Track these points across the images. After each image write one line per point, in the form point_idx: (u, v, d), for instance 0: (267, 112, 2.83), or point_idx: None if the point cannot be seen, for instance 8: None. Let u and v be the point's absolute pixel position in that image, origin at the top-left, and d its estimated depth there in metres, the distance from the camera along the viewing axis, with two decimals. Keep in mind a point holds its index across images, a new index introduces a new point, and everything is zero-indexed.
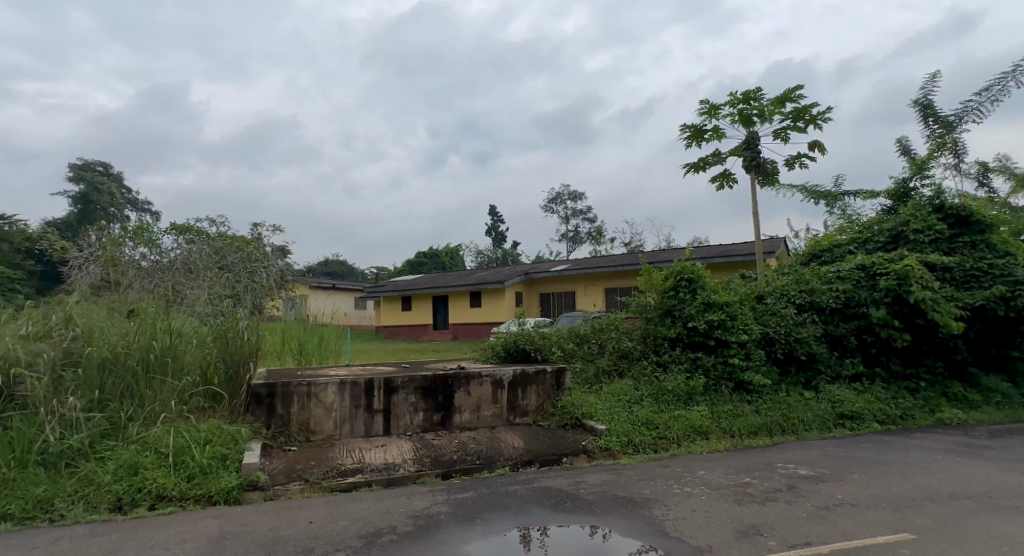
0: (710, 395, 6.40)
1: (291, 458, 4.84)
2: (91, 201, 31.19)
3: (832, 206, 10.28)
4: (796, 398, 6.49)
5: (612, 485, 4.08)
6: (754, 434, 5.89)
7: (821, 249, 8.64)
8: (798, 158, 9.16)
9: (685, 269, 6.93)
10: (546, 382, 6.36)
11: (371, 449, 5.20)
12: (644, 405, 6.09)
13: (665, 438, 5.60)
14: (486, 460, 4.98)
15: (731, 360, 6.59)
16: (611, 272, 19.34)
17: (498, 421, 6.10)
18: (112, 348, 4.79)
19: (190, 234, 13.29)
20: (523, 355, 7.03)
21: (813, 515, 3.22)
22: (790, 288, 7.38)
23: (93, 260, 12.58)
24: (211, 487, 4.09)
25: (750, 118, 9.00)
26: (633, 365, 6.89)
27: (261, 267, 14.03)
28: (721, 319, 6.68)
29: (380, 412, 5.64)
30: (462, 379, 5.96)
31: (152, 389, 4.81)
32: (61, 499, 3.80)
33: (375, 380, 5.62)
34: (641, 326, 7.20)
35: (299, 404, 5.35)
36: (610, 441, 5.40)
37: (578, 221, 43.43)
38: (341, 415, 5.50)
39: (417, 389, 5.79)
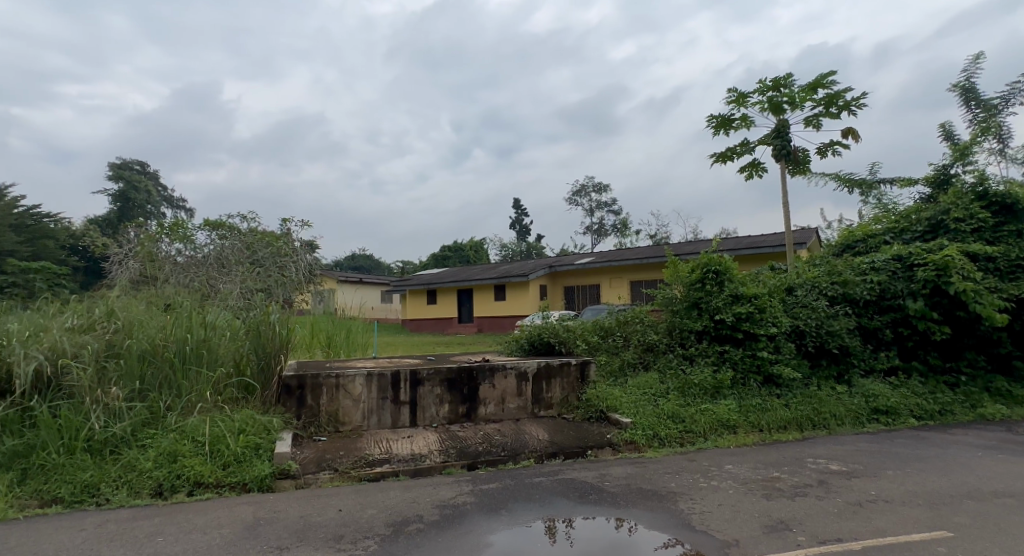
0: (737, 388, 6.31)
1: (321, 448, 4.96)
2: (130, 199, 32.33)
3: (867, 195, 9.98)
4: (827, 392, 6.35)
5: (637, 478, 4.07)
6: (784, 428, 5.79)
7: (854, 240, 8.39)
8: (831, 146, 8.89)
9: (712, 261, 6.83)
10: (571, 375, 6.36)
11: (398, 440, 5.28)
12: (669, 398, 6.04)
13: (691, 432, 5.55)
14: (510, 452, 5.02)
15: (760, 353, 6.47)
16: (636, 265, 19.15)
17: (523, 413, 6.13)
18: (151, 341, 4.98)
19: (223, 230, 13.68)
20: (547, 348, 7.04)
21: (844, 510, 3.16)
22: (822, 279, 7.18)
23: (132, 255, 13.06)
24: (245, 475, 4.22)
25: (780, 106, 8.77)
26: (658, 358, 6.83)
27: (291, 261, 14.35)
28: (750, 312, 6.56)
29: (406, 403, 5.73)
30: (487, 372, 6.01)
31: (188, 381, 4.99)
32: (106, 484, 3.97)
33: (401, 372, 5.71)
34: (667, 318, 7.13)
35: (328, 395, 5.48)
36: (635, 434, 5.37)
37: (604, 213, 43.06)
38: (368, 407, 5.60)
39: (442, 381, 5.86)
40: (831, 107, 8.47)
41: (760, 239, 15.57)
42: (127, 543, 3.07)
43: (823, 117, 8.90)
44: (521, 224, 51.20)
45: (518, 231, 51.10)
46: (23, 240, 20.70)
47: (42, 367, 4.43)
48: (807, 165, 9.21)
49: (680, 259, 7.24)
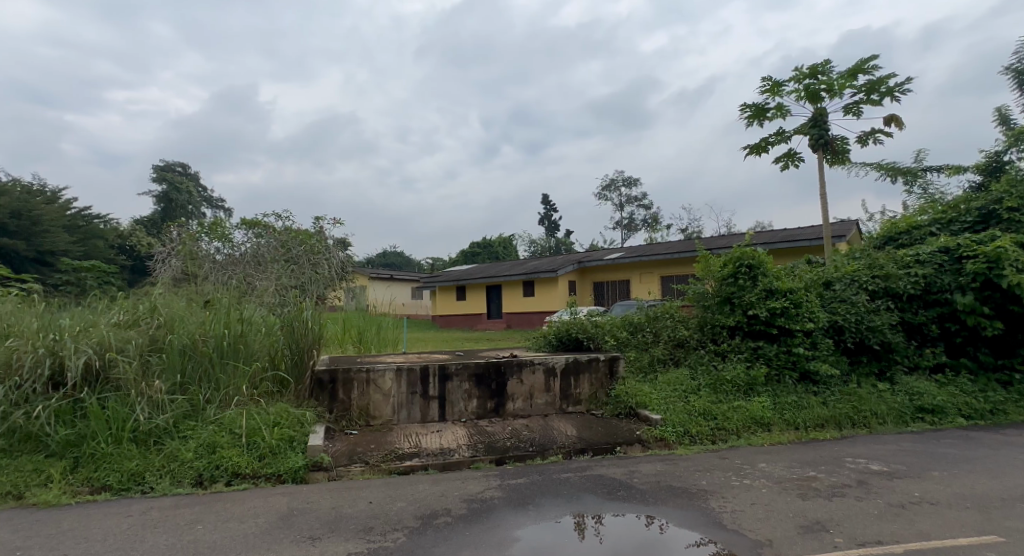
0: (772, 385, 6.15)
1: (352, 441, 5.06)
2: (173, 200, 33.62)
3: (911, 185, 9.57)
4: (868, 390, 6.13)
5: (667, 476, 4.01)
6: (821, 427, 5.62)
7: (897, 231, 8.06)
8: (872, 134, 8.55)
9: (745, 255, 6.65)
10: (599, 371, 6.31)
11: (427, 434, 5.34)
12: (701, 395, 5.92)
13: (724, 429, 5.44)
14: (539, 447, 5.02)
15: (796, 349, 6.29)
16: (667, 260, 18.85)
17: (551, 409, 6.12)
18: (191, 336, 5.16)
19: (259, 229, 14.07)
20: (575, 344, 7.01)
21: (886, 512, 3.04)
22: (862, 272, 6.91)
23: (174, 254, 13.57)
24: (280, 466, 4.34)
25: (817, 94, 8.47)
26: (689, 354, 6.71)
27: (324, 259, 14.60)
28: (785, 307, 6.37)
29: (435, 398, 5.78)
30: (515, 367, 6.01)
31: (226, 374, 5.15)
32: (151, 473, 4.14)
33: (430, 367, 5.77)
34: (698, 314, 6.99)
35: (359, 389, 5.58)
36: (665, 430, 5.30)
37: (634, 208, 42.52)
38: (398, 401, 5.68)
39: (471, 376, 5.89)
40: (872, 94, 8.14)
41: (797, 232, 15.11)
42: (169, 530, 3.19)
43: (864, 105, 8.55)
44: (550, 220, 51.02)
45: (547, 227, 50.95)
46: (76, 241, 21.79)
47: (91, 360, 4.63)
48: (847, 155, 8.88)
49: (712, 253, 7.09)
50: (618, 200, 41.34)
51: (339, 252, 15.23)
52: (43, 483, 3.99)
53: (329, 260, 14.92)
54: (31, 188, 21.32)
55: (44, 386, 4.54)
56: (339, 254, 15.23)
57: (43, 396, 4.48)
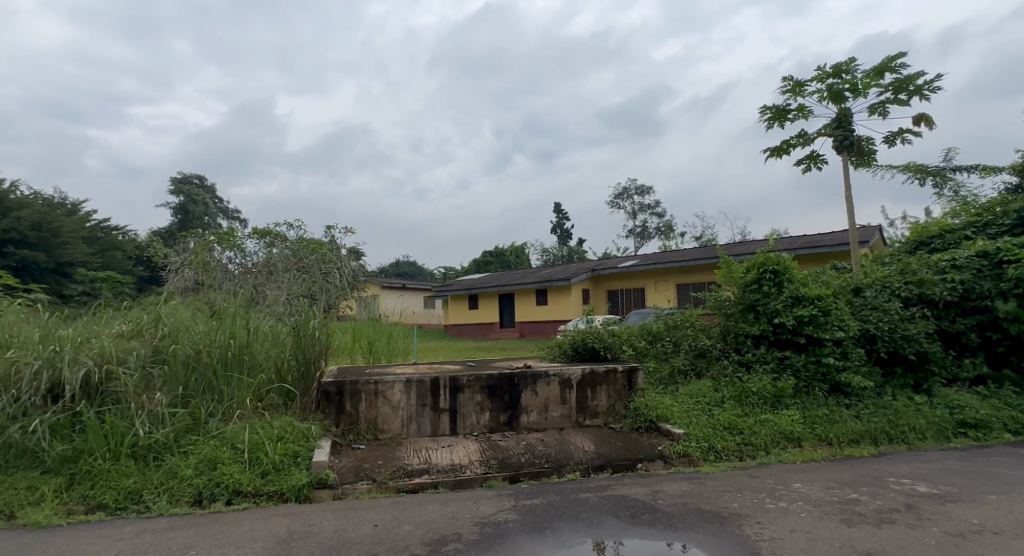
0: (801, 398, 5.83)
1: (359, 456, 4.85)
2: (190, 212, 34.05)
3: (941, 187, 9.20)
4: (905, 403, 5.78)
5: (694, 497, 3.72)
6: (856, 442, 5.29)
7: (929, 235, 7.69)
8: (900, 134, 8.22)
9: (769, 260, 6.36)
10: (617, 383, 6.03)
11: (438, 449, 5.11)
12: (725, 408, 5.62)
13: (751, 445, 5.14)
14: (555, 463, 4.76)
15: (826, 359, 5.96)
16: (683, 267, 18.52)
17: (567, 423, 5.85)
18: (195, 346, 4.99)
19: (270, 238, 14.03)
20: (591, 354, 6.73)
21: (944, 543, 2.73)
22: (894, 278, 6.57)
23: (187, 264, 13.56)
24: (283, 484, 4.12)
25: (841, 94, 8.18)
26: (712, 365, 6.40)
27: (335, 267, 14.44)
28: (813, 314, 6.06)
29: (446, 411, 5.55)
30: (529, 378, 5.77)
31: (230, 386, 4.96)
32: (149, 491, 3.93)
33: (441, 379, 5.54)
34: (720, 322, 6.69)
35: (367, 402, 5.36)
36: (689, 446, 5.02)
37: (647, 216, 42.18)
38: (407, 414, 5.46)
39: (483, 388, 5.65)
40: (900, 93, 7.82)
41: (818, 238, 14.72)
42: None
43: (891, 104, 8.23)
44: (563, 228, 50.71)
45: (559, 235, 50.73)
46: (95, 252, 22.07)
47: (91, 372, 4.46)
48: (872, 156, 8.56)
49: (734, 259, 6.80)
50: (631, 208, 41.02)
51: (351, 261, 15.14)
52: (37, 502, 3.80)
53: (340, 267, 14.71)
54: (51, 200, 21.67)
55: (42, 399, 4.38)
56: (351, 263, 15.13)
57: (41, 410, 4.32)
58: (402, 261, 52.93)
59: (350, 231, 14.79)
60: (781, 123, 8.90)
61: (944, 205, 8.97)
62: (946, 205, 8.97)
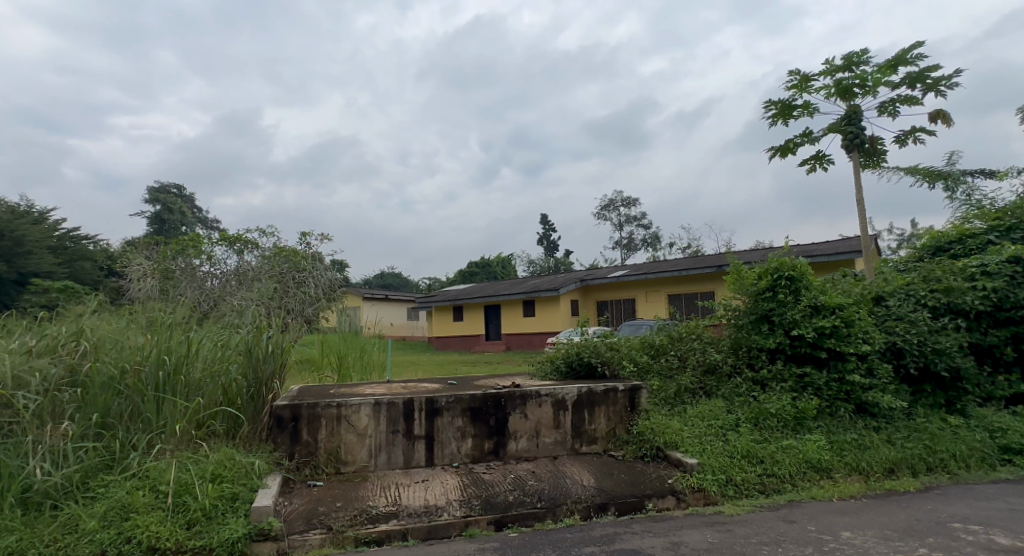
0: (825, 420, 5.17)
1: (315, 496, 4.05)
2: (165, 222, 32.90)
3: (953, 190, 8.71)
4: (940, 425, 5.15)
5: (724, 552, 2.99)
6: (891, 472, 4.64)
7: (946, 241, 7.14)
8: (912, 133, 7.68)
9: (785, 265, 5.75)
10: (618, 403, 5.31)
11: (411, 485, 4.33)
12: (742, 432, 4.93)
13: (774, 477, 4.46)
14: (549, 503, 4.04)
15: (851, 376, 5.31)
16: (676, 277, 17.92)
17: (561, 450, 5.12)
18: (119, 365, 4.15)
19: (240, 245, 13.28)
20: (588, 371, 6.01)
21: None
22: (918, 285, 5.98)
23: (149, 273, 12.63)
24: (214, 536, 3.31)
25: (850, 90, 7.63)
26: (722, 383, 5.70)
27: (310, 276, 13.57)
28: (835, 326, 5.42)
29: (422, 438, 4.77)
30: (518, 399, 5.02)
31: (161, 412, 4.13)
32: (35, 551, 3.09)
33: (415, 401, 4.77)
34: (730, 335, 6.03)
35: (327, 429, 4.56)
36: (704, 479, 4.33)
37: (635, 227, 41.89)
38: (376, 443, 4.67)
39: (464, 411, 4.89)
40: (916, 87, 7.22)
41: (815, 247, 14.25)
42: None
43: (902, 102, 7.70)
44: (550, 240, 50.38)
45: (546, 247, 50.21)
46: (61, 263, 20.96)
47: None
48: (883, 158, 8.00)
49: (743, 264, 6.14)
50: (618, 219, 40.65)
51: (327, 270, 14.30)
52: None
53: (316, 277, 13.88)
54: (16, 208, 20.58)
55: None
56: (327, 273, 14.28)
57: None
58: (386, 272, 51.88)
59: (326, 239, 13.96)
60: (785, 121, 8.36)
61: (956, 211, 8.48)
62: (958, 211, 8.47)
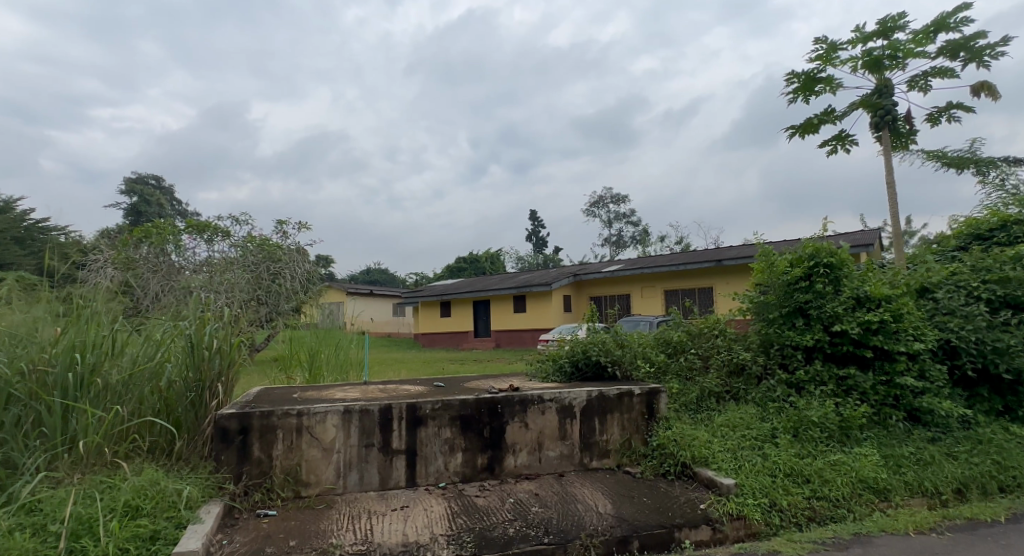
0: (874, 430, 4.45)
1: (263, 531, 3.20)
2: (141, 214, 31.47)
3: (986, 175, 8.09)
4: (1006, 436, 4.45)
5: None
6: (959, 494, 3.92)
7: (987, 229, 6.45)
8: (946, 111, 7.04)
9: (822, 252, 4.99)
10: (633, 410, 4.52)
11: (387, 514, 3.50)
12: (781, 445, 4.18)
13: (826, 501, 3.72)
14: (558, 537, 3.24)
15: (902, 379, 4.60)
16: (673, 272, 17.22)
17: (568, 466, 4.33)
18: (14, 363, 3.25)
19: (210, 233, 12.23)
20: (596, 372, 5.19)
21: None
22: (967, 275, 5.30)
23: (108, 263, 11.55)
24: None
25: (880, 62, 6.97)
26: (752, 387, 4.95)
27: (286, 268, 12.53)
28: (883, 320, 4.69)
29: (402, 454, 3.95)
30: (518, 406, 4.22)
31: (69, 424, 3.25)
32: None
33: (394, 408, 3.94)
34: (758, 331, 5.29)
35: (285, 443, 3.71)
36: (745, 504, 3.57)
37: (625, 224, 41.38)
38: (345, 460, 3.83)
39: (454, 421, 4.07)
40: (956, 57, 6.53)
41: None
42: None
43: (935, 76, 7.10)
44: (539, 236, 49.75)
45: (535, 244, 49.56)
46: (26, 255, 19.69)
47: None
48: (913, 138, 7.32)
49: (774, 250, 5.39)
50: (609, 216, 40.13)
51: (306, 260, 13.13)
52: None
53: (293, 268, 12.77)
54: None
55: None
56: (306, 263, 13.11)
57: None
58: (371, 269, 50.77)
59: (304, 227, 12.95)
60: (806, 97, 7.73)
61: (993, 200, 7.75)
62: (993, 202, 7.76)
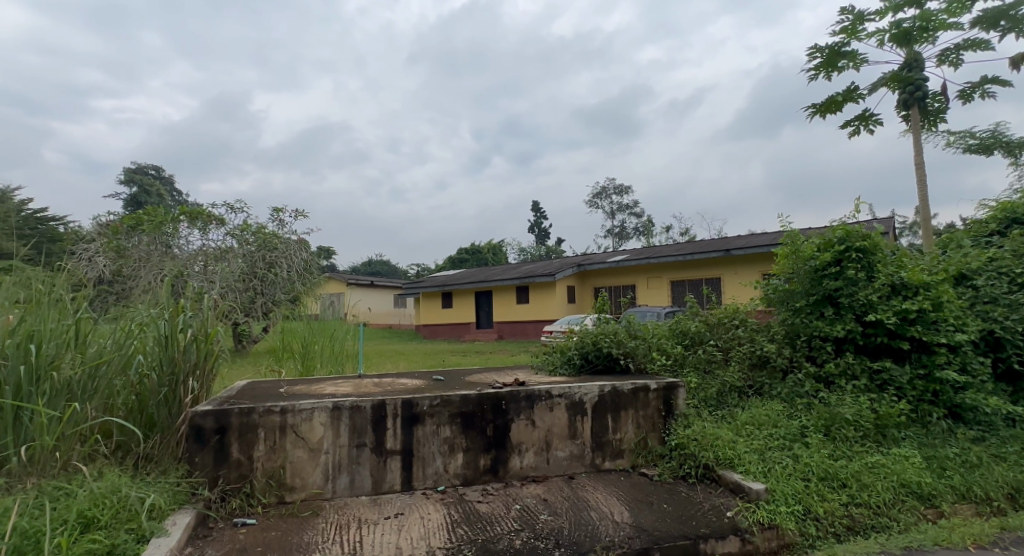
0: (913, 429, 4.08)
1: (239, 543, 2.85)
2: (141, 205, 31.19)
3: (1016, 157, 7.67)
4: None
5: None
6: (1012, 500, 3.55)
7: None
8: (979, 87, 6.74)
9: (853, 235, 4.59)
10: (649, 407, 4.15)
11: (379, 523, 3.14)
12: (812, 445, 3.81)
13: (865, 508, 3.35)
14: (570, 550, 2.89)
15: (942, 373, 4.22)
16: (679, 261, 16.81)
17: (578, 467, 3.97)
18: None
19: (202, 220, 11.66)
20: (607, 364, 4.80)
21: None
22: (1009, 260, 4.89)
23: (99, 251, 11.17)
24: None
25: (910, 35, 6.59)
26: (777, 381, 4.57)
27: (282, 257, 12.14)
28: (922, 309, 4.30)
29: (397, 455, 3.59)
30: (524, 402, 3.86)
31: (20, 423, 2.88)
32: None
33: (388, 405, 3.58)
34: (782, 321, 4.91)
35: (267, 443, 3.36)
36: (777, 512, 3.21)
37: (628, 215, 40.95)
38: (334, 462, 3.48)
39: (454, 418, 3.71)
40: (993, 28, 6.18)
41: None
42: None
43: (967, 50, 6.71)
44: (541, 228, 49.33)
45: (537, 235, 49.14)
46: None
47: None
48: (943, 117, 6.93)
49: (801, 234, 4.98)
50: (612, 207, 39.70)
51: (303, 249, 12.74)
52: None
53: (289, 257, 12.37)
54: None
55: None
56: (303, 252, 12.70)
57: None
58: (372, 260, 50.41)
59: (301, 215, 12.55)
60: (828, 74, 7.32)
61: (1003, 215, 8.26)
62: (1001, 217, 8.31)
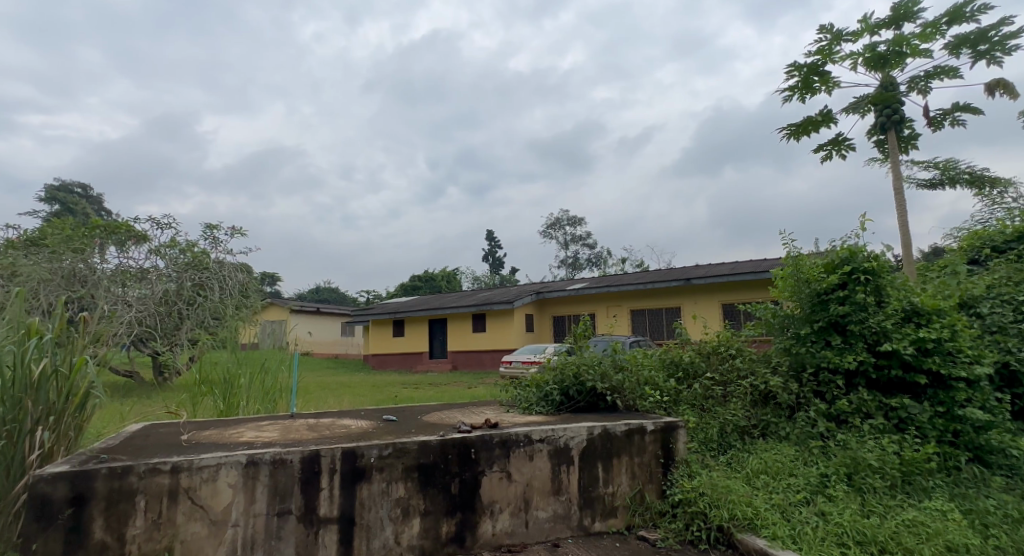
0: (940, 477, 3.56)
1: None
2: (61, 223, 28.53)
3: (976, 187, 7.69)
4: None
5: None
6: None
7: (1002, 240, 5.82)
8: (949, 113, 6.69)
9: (859, 256, 4.14)
10: (645, 453, 3.46)
11: None
12: (839, 499, 3.20)
13: None
14: None
15: (964, 411, 3.76)
16: (638, 290, 16.52)
17: (563, 530, 3.21)
18: None
19: (120, 234, 10.32)
20: (590, 401, 4.11)
21: None
22: (1009, 287, 4.57)
23: None
24: None
25: (884, 58, 6.48)
26: (784, 421, 4.03)
27: (214, 278, 10.90)
28: (939, 338, 3.85)
29: (332, 525, 2.72)
30: (499, 450, 3.10)
31: None
32: None
33: (323, 458, 2.72)
34: (783, 351, 4.39)
35: (147, 515, 2.43)
36: None
37: (582, 246, 41.14)
38: (245, 537, 2.58)
39: (408, 473, 2.89)
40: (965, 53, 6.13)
41: None
42: None
43: (938, 77, 6.66)
44: (495, 257, 48.91)
45: (492, 265, 48.68)
46: None
47: None
48: (914, 143, 6.82)
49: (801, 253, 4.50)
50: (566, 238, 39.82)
51: (240, 270, 11.51)
52: None
53: (222, 279, 11.12)
54: None
55: None
56: (239, 273, 11.49)
57: None
58: (321, 288, 48.39)
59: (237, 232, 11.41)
60: (802, 97, 7.14)
61: (934, 257, 13.97)
62: (931, 257, 14.07)
